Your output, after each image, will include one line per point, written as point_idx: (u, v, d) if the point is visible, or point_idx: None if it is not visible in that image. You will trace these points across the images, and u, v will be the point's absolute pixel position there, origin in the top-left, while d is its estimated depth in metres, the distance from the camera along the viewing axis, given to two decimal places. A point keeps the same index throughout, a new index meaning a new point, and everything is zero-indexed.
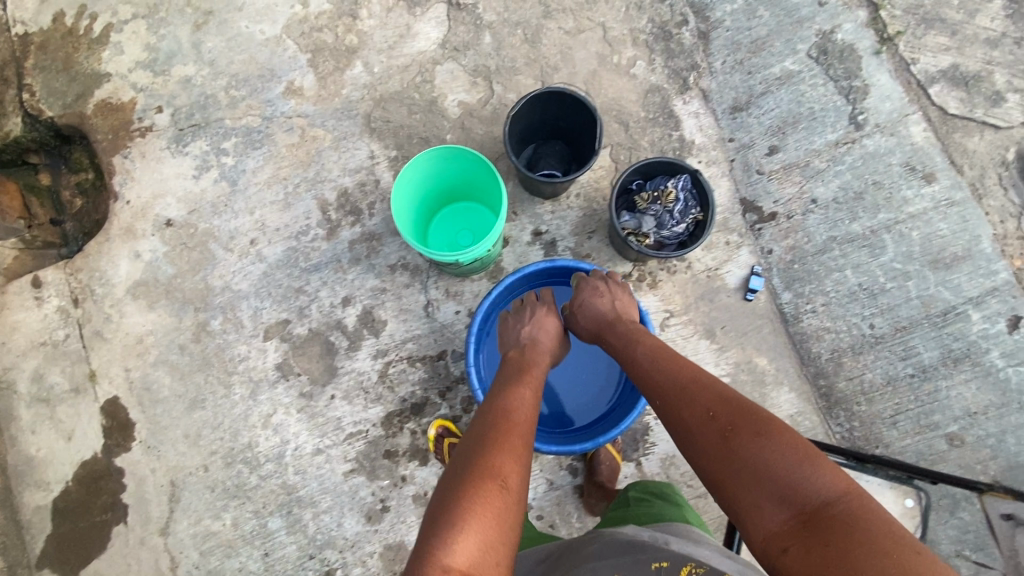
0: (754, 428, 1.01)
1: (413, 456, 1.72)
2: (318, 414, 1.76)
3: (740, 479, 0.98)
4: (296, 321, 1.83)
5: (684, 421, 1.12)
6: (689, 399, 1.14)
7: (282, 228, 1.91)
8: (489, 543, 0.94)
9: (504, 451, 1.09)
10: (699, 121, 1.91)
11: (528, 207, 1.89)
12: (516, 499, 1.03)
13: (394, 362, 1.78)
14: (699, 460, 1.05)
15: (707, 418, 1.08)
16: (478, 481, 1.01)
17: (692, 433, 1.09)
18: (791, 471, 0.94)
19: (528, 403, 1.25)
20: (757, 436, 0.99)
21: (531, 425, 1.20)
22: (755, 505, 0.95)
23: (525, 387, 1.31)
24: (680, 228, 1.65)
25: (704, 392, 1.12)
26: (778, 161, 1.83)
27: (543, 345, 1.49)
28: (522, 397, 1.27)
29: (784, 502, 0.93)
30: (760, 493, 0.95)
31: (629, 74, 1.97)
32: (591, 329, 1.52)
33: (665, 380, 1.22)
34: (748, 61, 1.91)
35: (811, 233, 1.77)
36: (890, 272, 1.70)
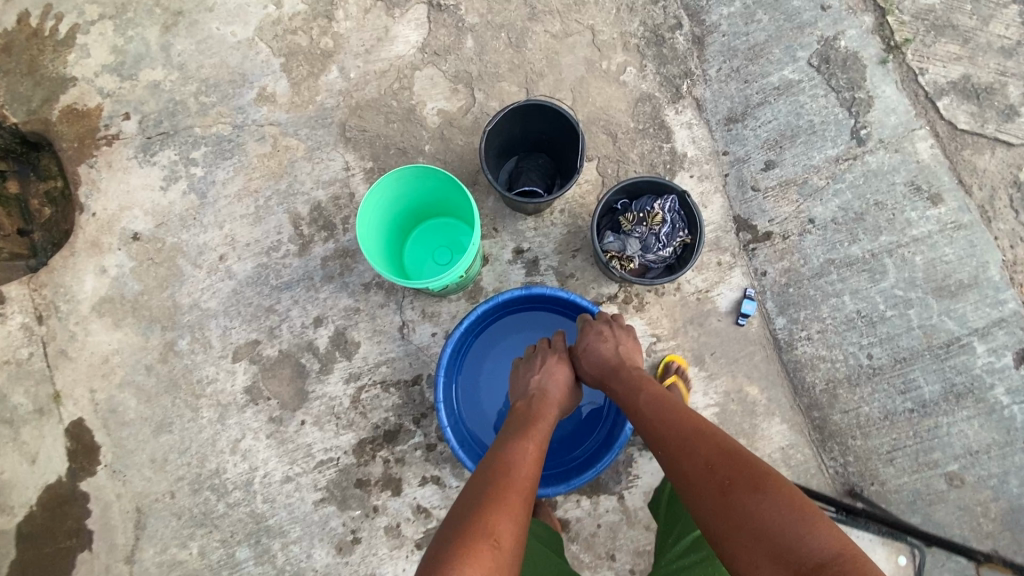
0: (751, 483, 1.01)
1: (386, 485, 1.65)
2: (288, 440, 1.69)
3: (738, 535, 0.97)
4: (266, 342, 1.76)
5: (683, 469, 1.11)
6: (687, 447, 1.13)
7: (253, 243, 1.82)
8: None
9: (502, 506, 1.05)
10: (692, 132, 1.80)
11: (509, 224, 1.80)
12: (508, 560, 0.98)
13: (366, 387, 1.70)
14: (701, 514, 1.05)
15: (706, 471, 1.07)
16: (469, 539, 0.96)
17: (691, 483, 1.08)
18: (788, 529, 0.94)
19: (531, 454, 1.21)
20: (755, 492, 0.99)
21: (531, 480, 1.14)
22: (752, 563, 0.94)
23: (530, 438, 1.26)
24: (667, 252, 1.56)
25: (705, 443, 1.12)
26: (774, 176, 1.72)
27: (551, 396, 1.40)
28: (524, 448, 1.22)
29: (779, 559, 0.92)
30: (757, 550, 0.94)
31: (619, 81, 1.86)
32: (597, 375, 1.45)
33: (665, 425, 1.21)
34: (745, 68, 1.80)
35: (808, 255, 1.67)
36: (892, 298, 1.60)
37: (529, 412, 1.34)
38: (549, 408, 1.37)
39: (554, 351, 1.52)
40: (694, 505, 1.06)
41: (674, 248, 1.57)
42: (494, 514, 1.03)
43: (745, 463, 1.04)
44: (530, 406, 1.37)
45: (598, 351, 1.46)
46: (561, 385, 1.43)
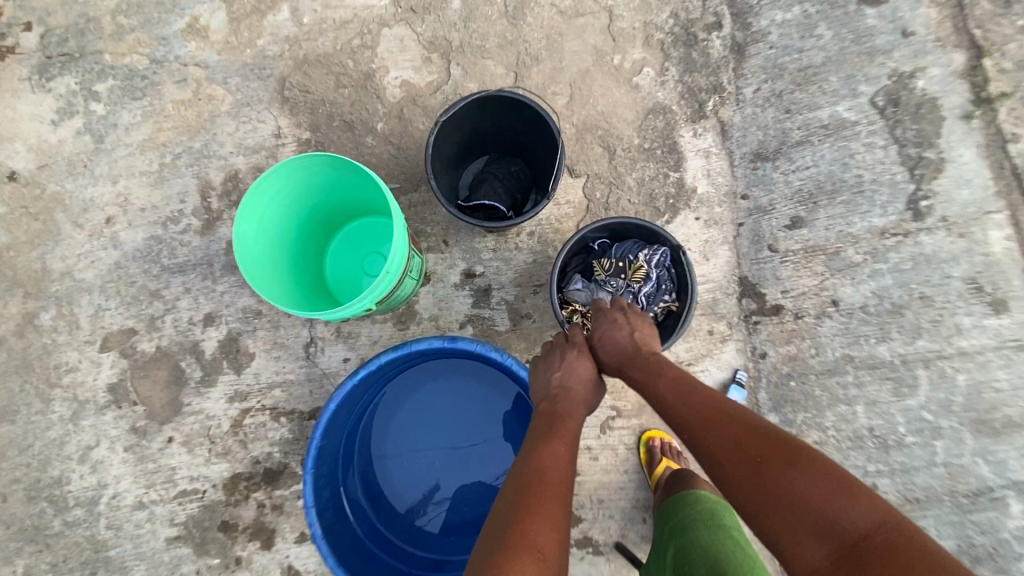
0: (788, 456, 0.81)
1: (255, 535, 1.35)
2: (149, 459, 1.39)
3: (777, 514, 0.78)
4: (143, 334, 1.44)
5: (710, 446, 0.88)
6: (709, 426, 0.89)
7: (148, 209, 1.48)
8: None
9: (532, 514, 0.81)
10: (709, 163, 1.44)
11: (464, 238, 1.45)
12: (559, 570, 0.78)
13: (253, 411, 1.39)
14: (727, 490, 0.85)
15: (737, 449, 0.85)
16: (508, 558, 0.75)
17: (719, 464, 0.86)
18: (827, 500, 0.76)
19: (559, 454, 0.93)
20: (790, 467, 0.80)
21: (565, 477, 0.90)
22: (795, 539, 0.77)
23: (554, 433, 0.98)
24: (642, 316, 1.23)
25: (727, 418, 0.89)
26: (798, 238, 1.38)
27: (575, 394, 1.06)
28: (550, 449, 0.94)
29: (824, 533, 0.75)
30: (798, 525, 0.77)
31: (631, 83, 1.48)
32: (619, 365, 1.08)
33: (681, 404, 0.95)
34: (790, 94, 1.42)
35: (821, 344, 1.33)
36: (916, 420, 1.27)
37: (553, 411, 1.02)
38: (572, 402, 1.05)
39: (567, 343, 1.15)
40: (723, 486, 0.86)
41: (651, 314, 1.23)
42: (529, 522, 0.80)
43: (772, 435, 0.84)
44: (551, 404, 1.04)
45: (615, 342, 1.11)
46: (585, 382, 1.09)
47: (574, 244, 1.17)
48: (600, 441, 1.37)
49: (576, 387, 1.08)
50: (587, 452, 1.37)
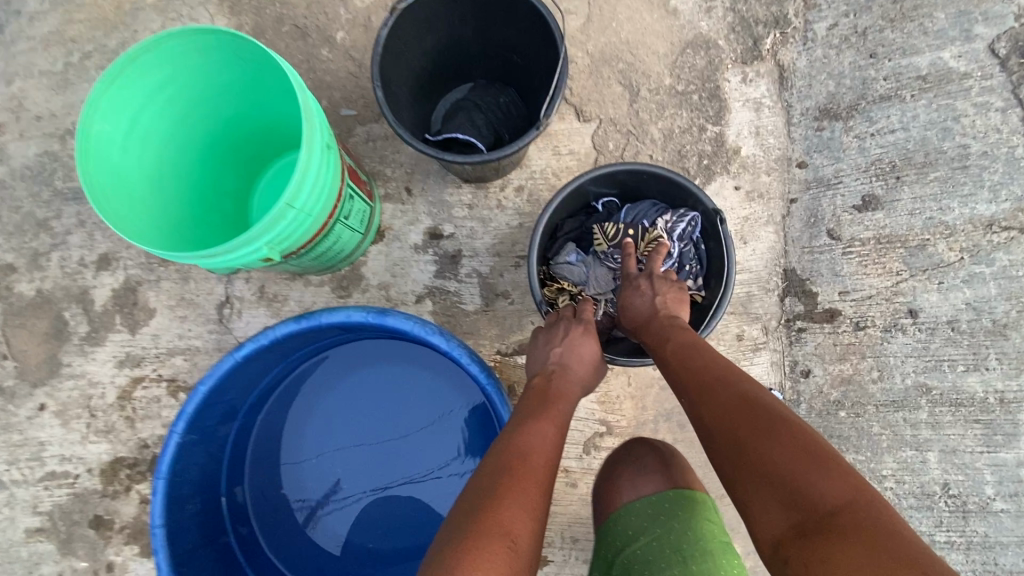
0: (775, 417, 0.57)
1: (134, 537, 1.07)
2: (14, 430, 1.11)
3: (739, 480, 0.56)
4: (23, 273, 1.14)
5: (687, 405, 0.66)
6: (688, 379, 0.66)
7: (44, 118, 1.18)
8: None
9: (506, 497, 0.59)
10: (759, 118, 1.10)
11: (432, 188, 1.13)
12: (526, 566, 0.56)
13: (147, 381, 1.10)
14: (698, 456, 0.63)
15: (712, 404, 0.62)
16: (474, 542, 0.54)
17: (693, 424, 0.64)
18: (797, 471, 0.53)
19: (548, 435, 0.68)
20: (765, 432, 0.56)
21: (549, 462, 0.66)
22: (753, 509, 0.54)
23: (542, 407, 0.73)
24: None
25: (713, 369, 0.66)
26: (870, 224, 1.04)
27: (572, 376, 0.80)
28: (536, 426, 0.69)
29: (785, 504, 0.52)
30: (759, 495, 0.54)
31: (667, 7, 1.14)
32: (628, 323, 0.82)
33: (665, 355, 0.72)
34: (879, 33, 1.07)
35: (886, 366, 1.00)
36: (1009, 480, 0.94)
37: (548, 390, 0.77)
38: (571, 379, 0.80)
39: (568, 318, 0.86)
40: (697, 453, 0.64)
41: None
42: (501, 504, 0.58)
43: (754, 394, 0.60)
44: (545, 380, 0.79)
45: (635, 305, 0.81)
46: (589, 367, 0.81)
47: (572, 193, 0.84)
48: (581, 465, 1.06)
49: (585, 366, 0.81)
50: (564, 475, 1.06)
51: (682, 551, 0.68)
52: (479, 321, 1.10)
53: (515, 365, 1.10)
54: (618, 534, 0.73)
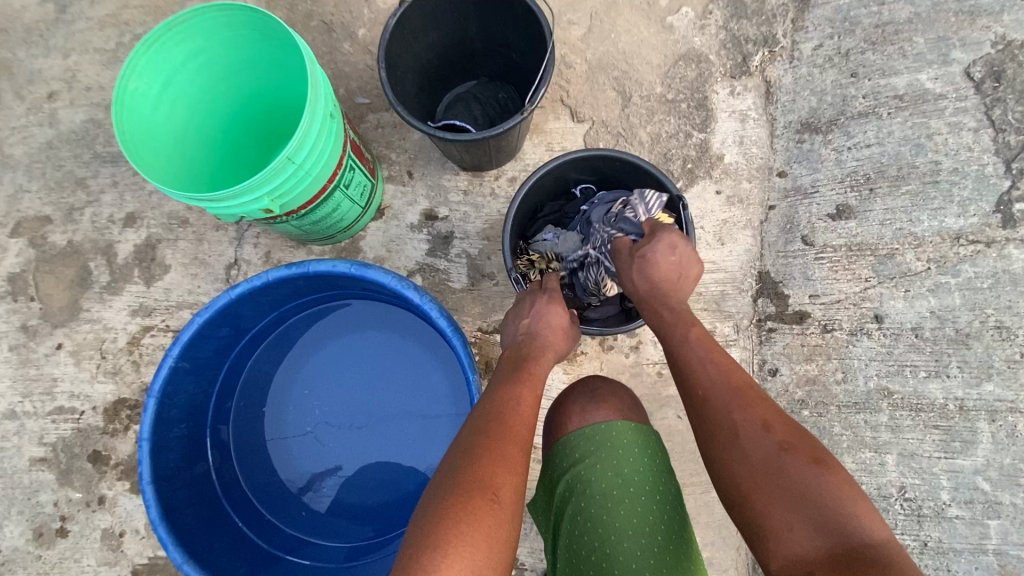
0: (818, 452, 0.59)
1: (127, 474, 1.15)
2: (33, 364, 1.21)
3: (774, 493, 0.57)
4: (58, 224, 1.26)
5: (713, 415, 0.64)
6: (723, 389, 0.65)
7: (95, 89, 1.32)
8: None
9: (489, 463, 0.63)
10: (743, 128, 1.17)
11: (431, 173, 1.22)
12: (510, 515, 0.61)
13: (155, 331, 1.20)
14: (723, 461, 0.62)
15: (755, 425, 0.61)
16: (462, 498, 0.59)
17: (715, 435, 0.63)
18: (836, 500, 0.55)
19: (527, 403, 0.72)
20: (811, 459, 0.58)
21: (525, 420, 0.70)
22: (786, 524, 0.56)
23: (517, 373, 0.77)
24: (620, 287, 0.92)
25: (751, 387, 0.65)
26: (842, 232, 1.08)
27: (542, 342, 0.83)
28: (511, 393, 0.73)
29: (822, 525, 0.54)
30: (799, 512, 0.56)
31: (663, 23, 1.22)
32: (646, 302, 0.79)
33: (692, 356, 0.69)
34: (860, 55, 1.13)
35: (850, 369, 1.03)
36: (965, 488, 0.95)
37: (518, 357, 0.80)
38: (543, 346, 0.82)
39: (535, 290, 0.91)
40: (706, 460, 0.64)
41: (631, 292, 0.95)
42: (485, 467, 0.63)
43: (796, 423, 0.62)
44: (515, 350, 0.82)
45: (661, 262, 0.80)
46: (558, 333, 0.85)
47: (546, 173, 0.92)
48: None
49: (558, 333, 0.84)
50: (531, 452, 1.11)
51: (618, 475, 0.72)
52: (465, 301, 1.17)
53: (495, 344, 1.16)
54: (564, 455, 0.75)
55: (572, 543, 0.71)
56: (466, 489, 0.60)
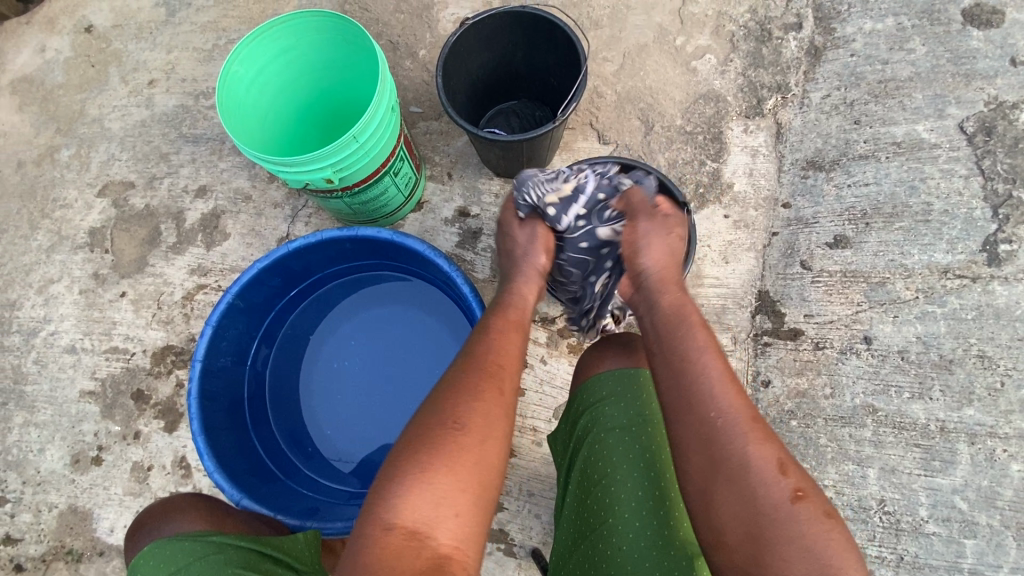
0: (818, 501, 0.63)
1: (163, 413, 1.26)
2: (97, 308, 1.36)
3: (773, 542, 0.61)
4: (139, 190, 1.45)
5: (719, 454, 0.65)
6: (736, 426, 0.65)
7: (189, 80, 1.52)
8: (443, 497, 0.60)
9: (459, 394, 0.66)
10: (754, 162, 1.28)
11: (468, 176, 1.37)
12: (480, 442, 0.63)
13: (208, 288, 1.34)
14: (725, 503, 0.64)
15: (764, 469, 0.63)
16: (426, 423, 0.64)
17: (720, 470, 0.64)
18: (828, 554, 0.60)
19: (513, 340, 0.74)
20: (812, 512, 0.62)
21: (506, 356, 0.72)
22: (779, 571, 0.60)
23: (501, 312, 0.79)
24: (581, 211, 0.97)
25: (760, 423, 0.66)
26: (838, 259, 1.17)
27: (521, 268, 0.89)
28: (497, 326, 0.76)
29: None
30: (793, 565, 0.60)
31: (688, 66, 1.37)
32: (667, 317, 0.75)
33: (704, 384, 0.67)
34: (864, 105, 1.25)
35: (838, 385, 1.10)
36: (943, 505, 1.00)
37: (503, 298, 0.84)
38: (528, 282, 0.86)
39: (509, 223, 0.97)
40: (708, 497, 0.65)
41: (575, 245, 0.98)
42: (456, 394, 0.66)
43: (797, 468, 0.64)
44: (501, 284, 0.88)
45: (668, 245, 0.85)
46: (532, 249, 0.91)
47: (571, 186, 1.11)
48: (549, 427, 1.19)
49: (536, 257, 0.90)
50: (532, 433, 1.19)
51: (638, 414, 0.81)
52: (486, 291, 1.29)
53: None
54: (590, 392, 0.84)
55: (585, 469, 0.80)
56: (432, 419, 0.64)
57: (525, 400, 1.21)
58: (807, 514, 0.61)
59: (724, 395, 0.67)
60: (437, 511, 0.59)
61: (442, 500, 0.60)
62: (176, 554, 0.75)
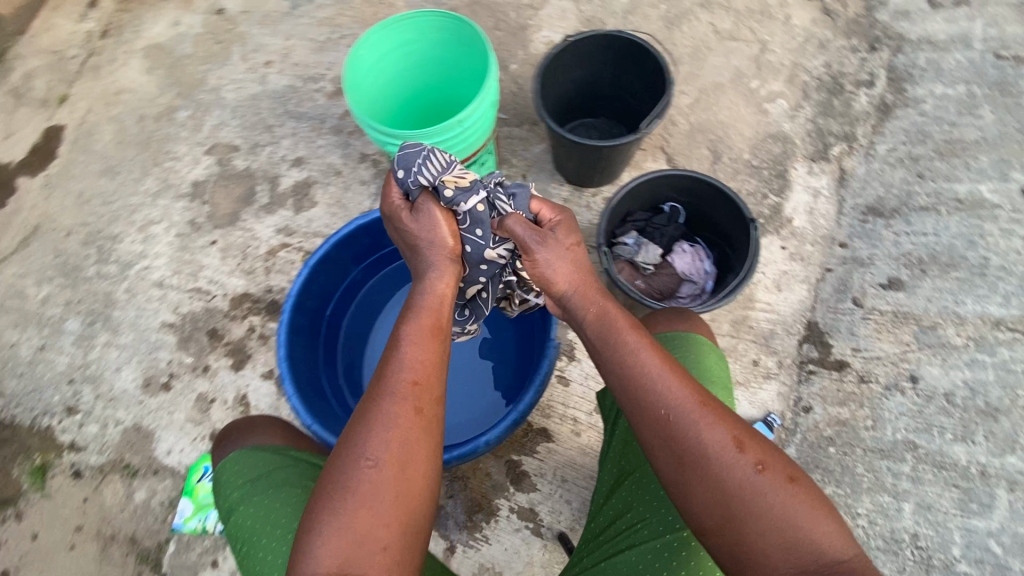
0: (781, 468, 0.66)
1: (232, 352, 1.36)
2: (189, 251, 1.49)
3: (750, 523, 0.64)
4: (243, 153, 1.60)
5: (677, 447, 0.68)
6: (687, 414, 0.68)
7: (300, 65, 1.69)
8: (365, 529, 0.65)
9: (367, 430, 0.70)
10: (815, 202, 1.34)
11: (541, 180, 1.47)
12: (392, 477, 0.68)
13: (290, 247, 1.46)
14: (694, 493, 0.67)
15: (721, 449, 0.66)
16: (336, 472, 0.68)
17: (682, 461, 0.67)
18: (798, 524, 0.63)
19: (430, 350, 0.77)
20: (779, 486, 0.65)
21: (416, 380, 0.74)
22: (761, 548, 0.64)
23: (416, 315, 0.81)
24: (481, 204, 0.89)
25: (711, 405, 0.69)
26: (890, 300, 1.22)
27: (427, 265, 0.86)
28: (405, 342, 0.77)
29: (789, 550, 0.63)
30: (766, 539, 0.63)
31: (760, 107, 1.46)
32: (596, 326, 0.79)
33: (646, 385, 0.71)
34: (928, 162, 1.33)
35: (882, 419, 1.13)
36: (976, 546, 1.04)
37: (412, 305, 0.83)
38: (440, 274, 0.85)
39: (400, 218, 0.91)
40: (683, 487, 0.68)
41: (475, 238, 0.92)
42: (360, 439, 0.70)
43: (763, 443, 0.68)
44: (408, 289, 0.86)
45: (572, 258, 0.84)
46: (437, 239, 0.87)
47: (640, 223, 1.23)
48: (589, 419, 1.24)
49: (442, 242, 0.87)
50: (572, 424, 1.24)
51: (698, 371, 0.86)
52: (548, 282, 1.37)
53: (566, 327, 1.31)
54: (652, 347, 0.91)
55: None
56: (346, 464, 0.69)
57: (570, 391, 1.27)
58: (771, 481, 0.65)
59: (665, 397, 0.70)
60: (361, 546, 0.65)
61: (362, 537, 0.65)
62: (258, 462, 0.88)
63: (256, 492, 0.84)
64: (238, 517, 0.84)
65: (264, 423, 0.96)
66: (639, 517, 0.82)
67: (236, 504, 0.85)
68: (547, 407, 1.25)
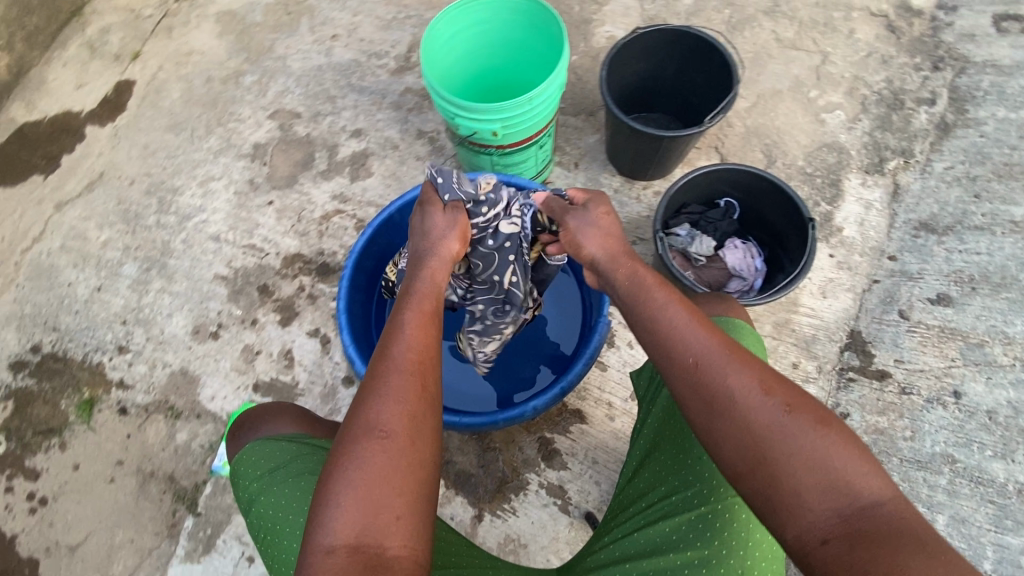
0: (811, 412, 0.65)
1: (280, 309, 1.41)
2: (246, 209, 1.54)
3: (782, 465, 0.63)
4: (304, 120, 1.65)
5: (707, 393, 0.68)
6: (715, 359, 0.69)
7: (365, 41, 1.74)
8: (381, 495, 0.63)
9: (375, 403, 0.69)
10: (867, 213, 1.35)
11: (593, 169, 1.49)
12: (403, 447, 0.66)
13: (343, 214, 1.50)
14: (724, 438, 0.66)
15: (749, 393, 0.66)
16: (348, 441, 0.67)
17: (712, 405, 0.67)
18: (831, 460, 0.62)
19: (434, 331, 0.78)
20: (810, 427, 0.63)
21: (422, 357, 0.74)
22: (795, 491, 0.62)
23: (415, 302, 0.81)
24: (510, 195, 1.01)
25: (738, 353, 0.70)
26: (938, 315, 1.22)
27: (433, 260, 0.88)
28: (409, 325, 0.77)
29: (826, 490, 0.61)
30: (800, 474, 0.62)
31: (818, 116, 1.47)
32: (626, 286, 0.82)
33: (675, 336, 0.73)
34: (986, 182, 1.32)
35: (920, 430, 1.13)
36: (1010, 564, 1.03)
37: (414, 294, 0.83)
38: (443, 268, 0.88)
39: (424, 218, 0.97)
40: (713, 434, 0.67)
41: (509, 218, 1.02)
42: (370, 411, 0.68)
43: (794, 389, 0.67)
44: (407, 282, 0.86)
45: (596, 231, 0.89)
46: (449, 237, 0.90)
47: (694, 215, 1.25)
48: (624, 405, 1.26)
49: (450, 242, 0.90)
50: (607, 409, 1.26)
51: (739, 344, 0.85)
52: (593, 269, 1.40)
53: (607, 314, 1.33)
54: None
55: None
56: (357, 433, 0.67)
57: (607, 376, 1.28)
58: (800, 420, 0.64)
59: (693, 347, 0.71)
60: (376, 516, 0.63)
61: (379, 505, 0.63)
62: (276, 452, 0.90)
63: (275, 484, 0.86)
64: (258, 509, 0.86)
65: (278, 413, 1.00)
66: (673, 489, 0.83)
67: (256, 495, 0.87)
68: (582, 390, 1.27)
